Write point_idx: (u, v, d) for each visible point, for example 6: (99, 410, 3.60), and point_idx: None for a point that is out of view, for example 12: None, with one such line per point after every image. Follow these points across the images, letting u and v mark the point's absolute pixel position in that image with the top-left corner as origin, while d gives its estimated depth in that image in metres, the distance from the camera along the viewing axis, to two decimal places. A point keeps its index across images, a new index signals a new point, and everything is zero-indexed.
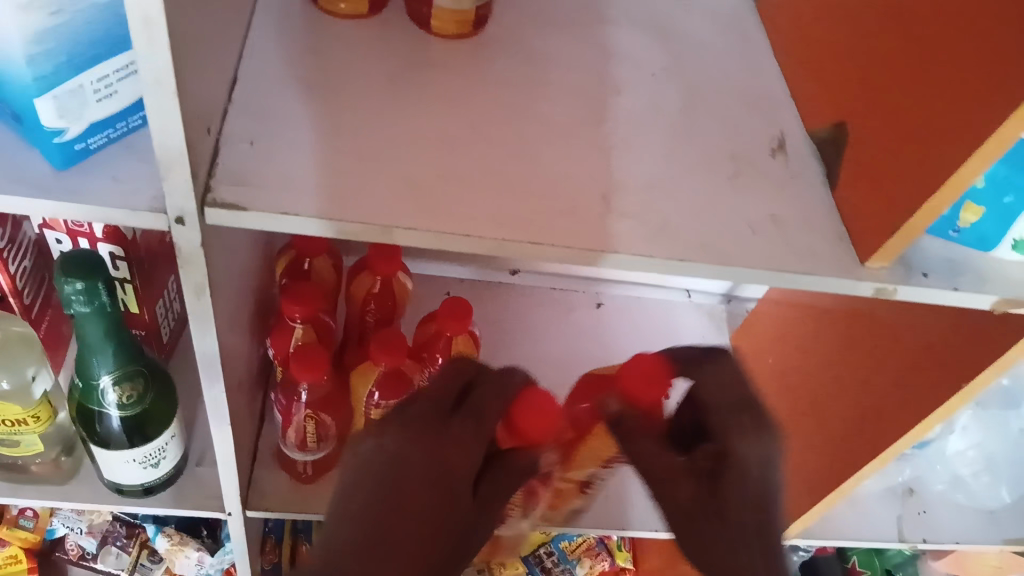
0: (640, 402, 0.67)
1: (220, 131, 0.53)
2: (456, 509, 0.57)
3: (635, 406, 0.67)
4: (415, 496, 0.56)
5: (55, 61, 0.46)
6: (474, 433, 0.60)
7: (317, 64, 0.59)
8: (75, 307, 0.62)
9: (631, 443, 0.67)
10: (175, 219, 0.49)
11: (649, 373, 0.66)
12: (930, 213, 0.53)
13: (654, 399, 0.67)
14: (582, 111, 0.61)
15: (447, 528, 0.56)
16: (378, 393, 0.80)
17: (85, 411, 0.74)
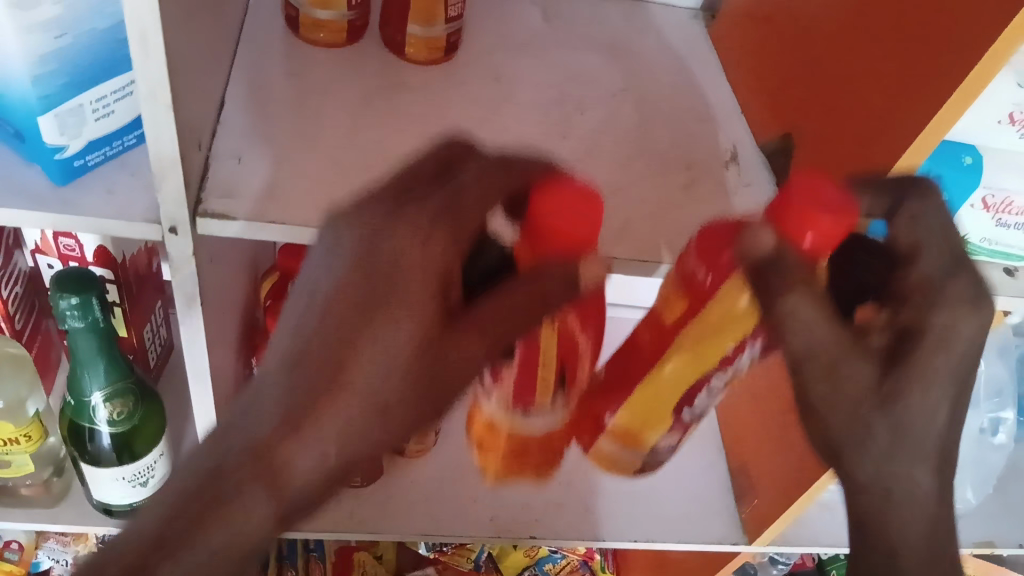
0: (804, 229, 0.47)
1: (210, 148, 0.57)
2: (402, 290, 0.45)
3: (797, 234, 0.47)
4: (347, 285, 0.45)
5: (57, 82, 0.50)
6: (438, 212, 0.45)
7: (300, 88, 0.63)
8: (70, 322, 0.65)
9: (782, 286, 0.47)
10: (169, 228, 0.53)
11: (824, 192, 0.47)
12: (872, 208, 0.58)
13: (830, 227, 0.47)
14: (548, 127, 0.66)
15: (416, 354, 0.48)
16: None
17: (75, 429, 0.76)
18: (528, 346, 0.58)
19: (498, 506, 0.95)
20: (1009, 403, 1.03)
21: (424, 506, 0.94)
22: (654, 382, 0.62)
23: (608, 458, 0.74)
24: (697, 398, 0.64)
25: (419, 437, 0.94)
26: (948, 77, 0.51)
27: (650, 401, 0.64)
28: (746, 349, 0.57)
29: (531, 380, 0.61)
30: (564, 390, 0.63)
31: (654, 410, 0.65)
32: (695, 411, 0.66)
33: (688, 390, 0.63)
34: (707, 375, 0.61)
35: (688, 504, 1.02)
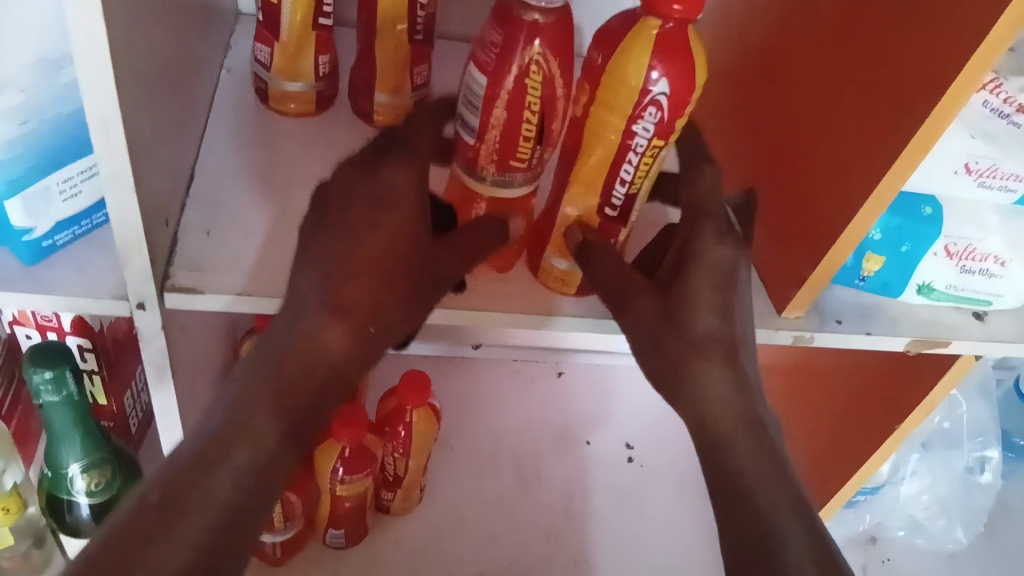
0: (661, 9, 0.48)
1: (179, 223, 0.58)
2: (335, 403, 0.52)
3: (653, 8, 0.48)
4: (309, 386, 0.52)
5: (23, 165, 0.51)
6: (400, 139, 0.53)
7: (269, 157, 0.64)
8: (44, 397, 0.65)
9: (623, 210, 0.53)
10: (136, 304, 0.53)
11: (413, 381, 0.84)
12: (828, 266, 0.59)
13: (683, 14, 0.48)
14: None
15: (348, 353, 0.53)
16: (342, 468, 0.83)
17: (54, 501, 0.75)
18: (518, 88, 0.52)
19: (485, 561, 0.95)
20: (994, 441, 1.04)
21: (410, 564, 0.93)
22: (590, 151, 0.54)
23: (552, 270, 0.60)
24: (619, 183, 0.55)
25: (403, 495, 0.94)
26: (897, 134, 0.52)
27: (581, 164, 0.55)
28: (638, 135, 0.52)
29: (515, 126, 0.54)
30: (543, 146, 0.55)
31: (588, 191, 0.56)
32: (621, 207, 0.57)
33: (609, 167, 0.54)
34: (621, 151, 0.53)
35: (676, 553, 1.01)
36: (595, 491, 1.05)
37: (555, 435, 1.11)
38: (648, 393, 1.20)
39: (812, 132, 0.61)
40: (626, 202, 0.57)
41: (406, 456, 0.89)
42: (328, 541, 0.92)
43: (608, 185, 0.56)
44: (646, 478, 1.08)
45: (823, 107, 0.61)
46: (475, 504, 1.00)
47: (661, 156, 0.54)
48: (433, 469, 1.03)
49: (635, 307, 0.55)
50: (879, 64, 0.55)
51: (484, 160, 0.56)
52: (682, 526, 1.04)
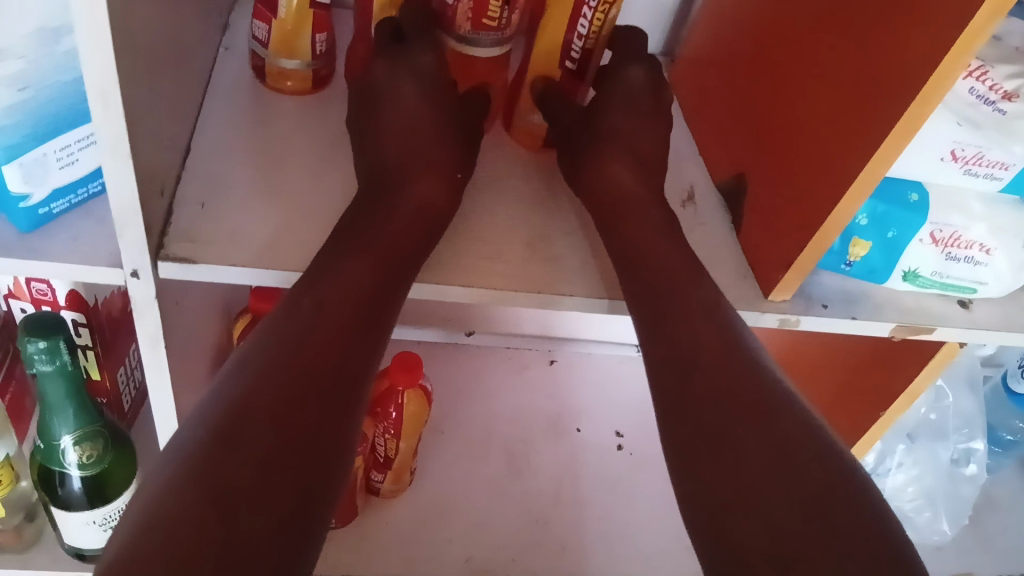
0: None
1: (174, 195, 0.59)
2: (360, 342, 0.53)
3: None
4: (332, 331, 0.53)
5: (21, 132, 0.51)
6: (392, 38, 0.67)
7: (264, 134, 0.65)
8: (38, 367, 0.65)
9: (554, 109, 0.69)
10: (131, 272, 0.54)
11: (406, 363, 0.85)
12: (815, 248, 0.60)
13: None
14: (508, 173, 0.69)
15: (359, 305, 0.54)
16: None
17: (46, 474, 0.76)
18: None
19: (474, 545, 0.96)
20: (979, 433, 1.04)
21: (400, 546, 0.94)
22: (551, 8, 0.64)
23: (526, 124, 0.71)
24: (577, 37, 0.65)
25: (394, 477, 0.95)
26: (885, 117, 0.53)
27: (547, 22, 0.65)
28: None
29: None
30: (510, 7, 0.64)
31: (552, 50, 0.67)
32: (580, 60, 0.67)
33: (568, 22, 0.64)
34: (577, 10, 0.63)
35: (663, 539, 1.02)
36: (584, 478, 1.06)
37: (546, 421, 1.12)
38: (639, 382, 1.22)
39: (801, 117, 0.62)
40: (583, 55, 0.67)
41: (397, 438, 0.90)
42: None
43: (568, 40, 0.66)
44: (636, 466, 1.09)
45: (813, 92, 0.61)
46: (466, 489, 1.01)
47: (611, 13, 0.64)
48: (424, 453, 1.04)
49: (590, 182, 0.66)
50: (867, 50, 0.56)
51: (461, 19, 0.65)
52: (671, 512, 1.05)
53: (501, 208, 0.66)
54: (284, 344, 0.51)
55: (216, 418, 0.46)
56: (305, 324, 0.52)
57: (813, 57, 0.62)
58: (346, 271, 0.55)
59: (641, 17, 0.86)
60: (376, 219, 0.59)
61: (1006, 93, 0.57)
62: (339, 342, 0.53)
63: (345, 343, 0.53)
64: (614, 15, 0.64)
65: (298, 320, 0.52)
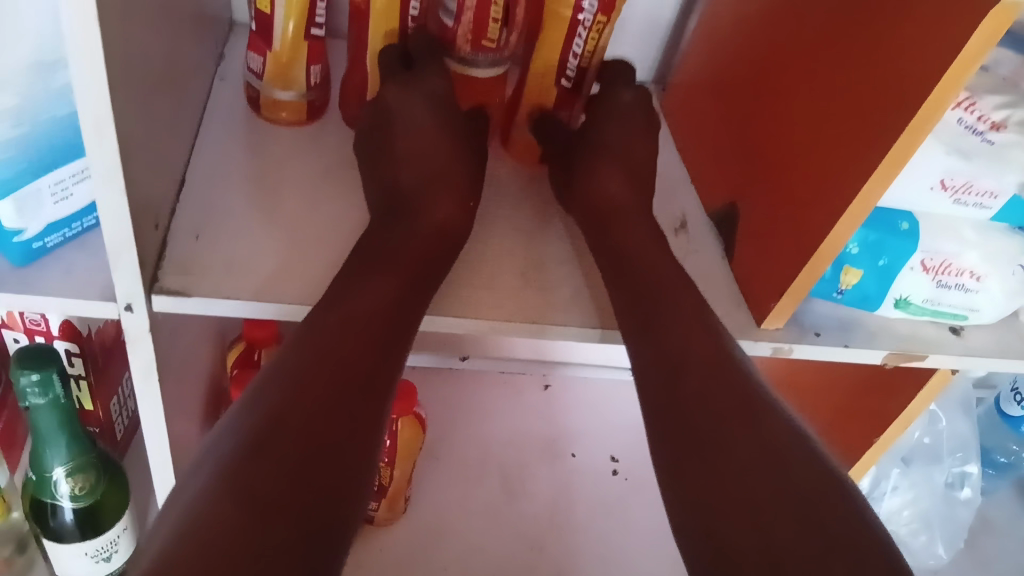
0: None
1: (168, 227, 0.59)
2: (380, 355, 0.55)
3: None
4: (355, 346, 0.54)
5: (16, 167, 0.51)
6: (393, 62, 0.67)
7: (258, 165, 0.66)
8: (30, 398, 0.65)
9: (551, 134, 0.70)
10: (125, 305, 0.54)
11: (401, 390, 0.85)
12: (808, 276, 0.60)
13: None
14: (502, 200, 0.69)
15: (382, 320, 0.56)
16: None
17: (38, 505, 0.76)
18: None
19: (469, 570, 0.95)
20: (974, 457, 1.04)
21: (395, 573, 0.93)
22: (547, 25, 0.64)
23: (522, 138, 0.72)
24: (573, 55, 0.66)
25: (389, 503, 0.95)
26: (875, 148, 0.54)
27: (544, 41, 0.65)
28: (583, 12, 0.62)
29: (484, 15, 0.63)
30: (509, 28, 0.64)
31: (548, 69, 0.67)
32: (575, 78, 0.68)
33: (564, 40, 0.65)
34: (572, 28, 0.64)
35: (660, 565, 1.01)
36: (580, 503, 1.06)
37: (541, 446, 1.12)
38: (634, 406, 1.21)
39: (792, 148, 0.63)
40: (579, 73, 0.67)
41: (391, 465, 0.90)
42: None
43: (564, 58, 0.66)
44: (632, 490, 1.09)
45: (803, 123, 0.62)
46: (461, 515, 1.01)
47: (606, 30, 0.64)
48: (419, 479, 1.03)
49: (583, 211, 0.66)
50: (856, 82, 0.56)
51: (461, 41, 0.65)
52: (667, 537, 1.04)
53: (495, 236, 0.66)
54: (309, 359, 0.52)
55: (231, 441, 0.47)
56: (328, 338, 0.53)
57: (803, 87, 0.62)
58: (369, 287, 0.56)
59: (632, 45, 0.87)
60: (395, 239, 0.60)
61: (993, 123, 0.59)
62: (362, 355, 0.54)
63: (368, 356, 0.54)
64: (609, 32, 0.64)
65: (323, 335, 0.53)
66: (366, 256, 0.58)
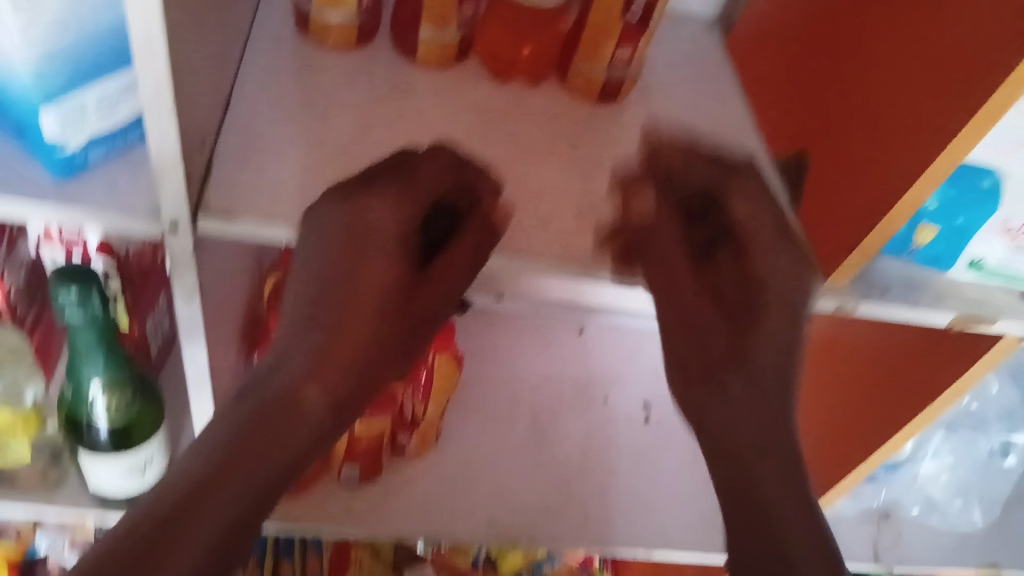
0: None
1: (213, 147, 0.56)
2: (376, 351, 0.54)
3: None
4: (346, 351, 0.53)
5: (59, 76, 0.49)
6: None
7: (306, 86, 0.63)
8: (69, 315, 0.64)
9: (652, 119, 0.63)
10: (169, 226, 0.52)
11: (441, 327, 0.84)
12: (881, 233, 0.57)
13: None
14: (558, 134, 0.66)
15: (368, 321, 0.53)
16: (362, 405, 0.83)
17: (74, 421, 0.75)
18: None
19: (498, 508, 0.95)
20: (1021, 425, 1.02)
21: (423, 507, 0.93)
22: None
23: (582, 74, 0.68)
24: None
25: (420, 439, 0.94)
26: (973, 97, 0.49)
27: None
28: None
29: None
30: None
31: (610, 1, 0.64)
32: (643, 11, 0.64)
33: None
34: None
35: (688, 515, 1.00)
36: (610, 449, 1.05)
37: (574, 389, 1.10)
38: (669, 355, 1.19)
39: (872, 97, 0.59)
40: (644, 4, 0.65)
41: (425, 401, 0.89)
42: (344, 476, 0.92)
43: None
44: (663, 439, 1.08)
45: (886, 69, 0.58)
46: (491, 454, 1.00)
47: None
48: (450, 416, 1.02)
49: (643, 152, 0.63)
50: (956, 25, 0.52)
51: None
52: (696, 487, 1.03)
53: (549, 174, 0.63)
54: (301, 365, 0.53)
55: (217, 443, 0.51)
56: (308, 351, 0.53)
57: (892, 27, 0.58)
58: (358, 277, 0.53)
59: None
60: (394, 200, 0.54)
61: None
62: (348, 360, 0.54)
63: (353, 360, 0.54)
64: None
65: (312, 339, 0.53)
66: (334, 266, 0.53)
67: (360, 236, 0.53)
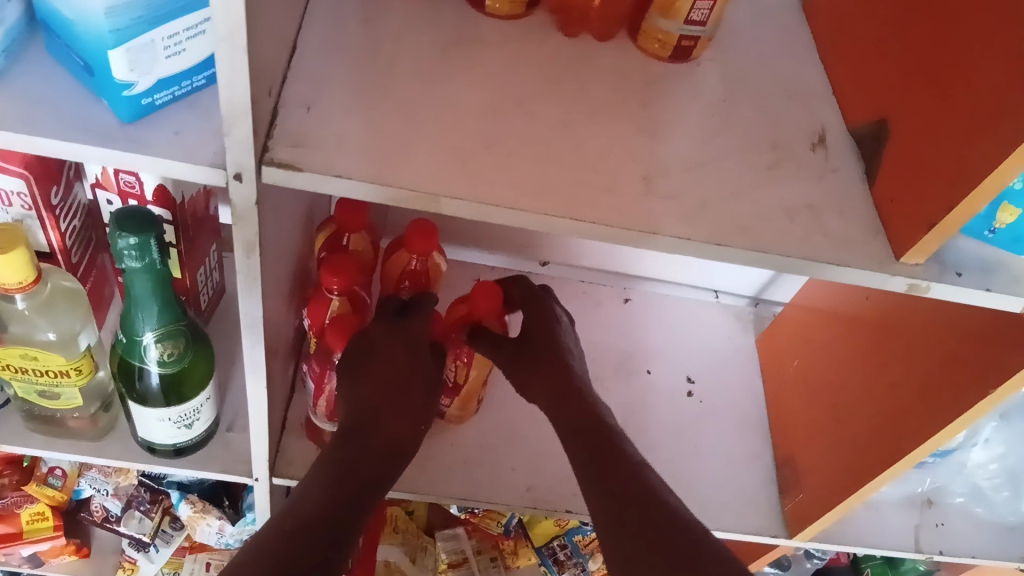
0: None
1: (279, 94, 0.55)
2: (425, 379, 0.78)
3: None
4: (401, 364, 0.76)
5: (132, 15, 0.48)
6: None
7: (373, 35, 0.61)
8: (127, 262, 0.64)
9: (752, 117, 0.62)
10: (234, 174, 0.51)
11: (490, 291, 0.80)
12: (964, 211, 0.54)
13: None
14: (627, 95, 0.64)
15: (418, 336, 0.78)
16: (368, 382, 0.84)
17: (126, 367, 0.76)
18: None
19: (536, 475, 0.95)
20: None
21: (464, 470, 0.93)
22: None
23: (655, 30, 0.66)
24: None
25: (461, 402, 0.94)
26: None
27: None
28: None
29: None
30: None
31: None
32: None
33: None
34: None
35: (727, 491, 1.00)
36: (651, 422, 1.04)
37: (616, 359, 1.09)
38: (714, 329, 1.17)
39: (967, 67, 0.56)
40: None
41: (468, 366, 0.88)
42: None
43: None
44: (704, 414, 1.07)
45: (984, 37, 0.55)
46: (532, 421, 0.99)
47: None
48: (492, 380, 1.02)
49: None
50: None
51: None
52: (736, 464, 1.03)
53: (617, 136, 0.61)
54: (388, 376, 0.75)
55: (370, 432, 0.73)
56: (387, 361, 0.76)
57: None
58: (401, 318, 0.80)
59: None
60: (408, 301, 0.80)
61: None
62: (409, 370, 0.77)
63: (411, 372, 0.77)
64: None
65: (394, 356, 0.76)
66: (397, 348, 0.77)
67: (404, 324, 0.79)
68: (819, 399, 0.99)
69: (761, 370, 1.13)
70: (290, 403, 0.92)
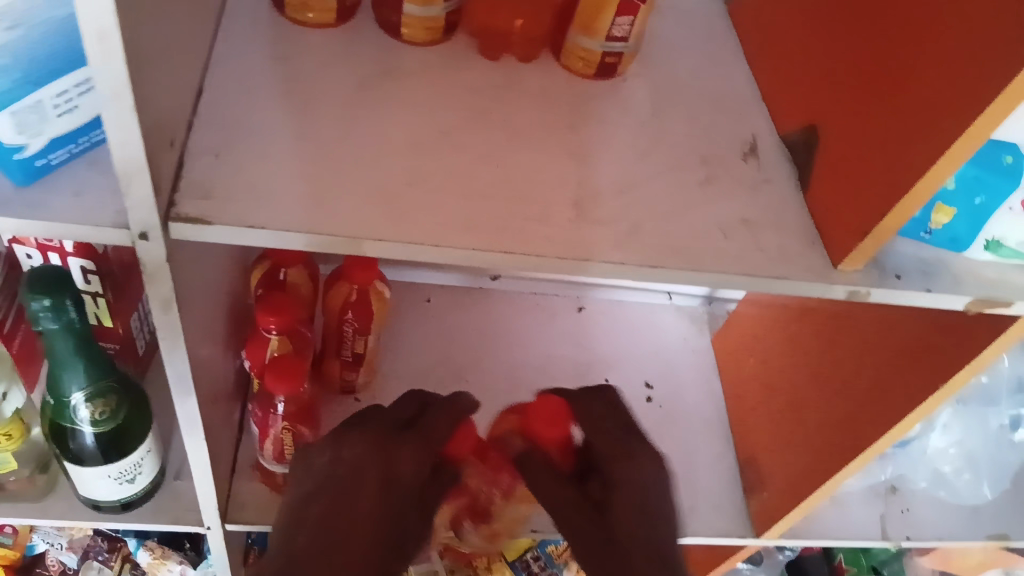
0: None
1: (185, 143, 0.53)
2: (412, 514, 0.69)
3: None
4: (392, 477, 0.68)
5: (11, 77, 0.45)
6: None
7: (286, 73, 0.59)
8: (44, 324, 0.61)
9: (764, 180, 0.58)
10: (139, 234, 0.48)
11: (552, 412, 0.71)
12: (898, 216, 0.54)
13: None
14: (554, 116, 0.62)
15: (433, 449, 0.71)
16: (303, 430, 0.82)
17: (57, 428, 0.73)
18: None
19: None
20: None
21: None
22: None
23: (578, 48, 0.64)
24: None
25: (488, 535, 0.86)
26: (999, 71, 0.46)
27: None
28: None
29: None
30: None
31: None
32: None
33: None
34: None
35: (692, 497, 0.99)
36: None
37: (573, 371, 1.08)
38: (670, 333, 1.16)
39: (892, 70, 0.55)
40: None
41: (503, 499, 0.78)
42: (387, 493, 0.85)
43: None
44: (666, 420, 1.06)
45: (905, 40, 0.54)
46: None
47: None
48: None
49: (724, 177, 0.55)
50: None
51: None
52: (699, 469, 1.02)
53: (545, 160, 0.59)
54: (376, 476, 0.68)
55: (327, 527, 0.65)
56: (380, 456, 0.68)
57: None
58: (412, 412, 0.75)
59: None
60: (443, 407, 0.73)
61: None
62: (398, 479, 0.68)
63: (404, 481, 0.68)
64: None
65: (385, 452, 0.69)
66: (359, 500, 0.67)
67: (402, 443, 0.70)
68: (778, 398, 0.98)
69: (719, 371, 1.13)
70: (238, 445, 0.89)
